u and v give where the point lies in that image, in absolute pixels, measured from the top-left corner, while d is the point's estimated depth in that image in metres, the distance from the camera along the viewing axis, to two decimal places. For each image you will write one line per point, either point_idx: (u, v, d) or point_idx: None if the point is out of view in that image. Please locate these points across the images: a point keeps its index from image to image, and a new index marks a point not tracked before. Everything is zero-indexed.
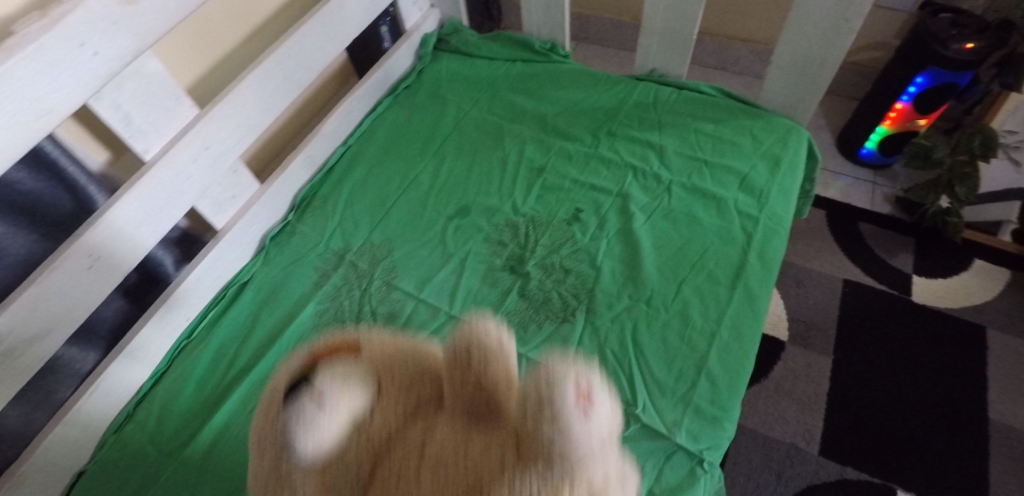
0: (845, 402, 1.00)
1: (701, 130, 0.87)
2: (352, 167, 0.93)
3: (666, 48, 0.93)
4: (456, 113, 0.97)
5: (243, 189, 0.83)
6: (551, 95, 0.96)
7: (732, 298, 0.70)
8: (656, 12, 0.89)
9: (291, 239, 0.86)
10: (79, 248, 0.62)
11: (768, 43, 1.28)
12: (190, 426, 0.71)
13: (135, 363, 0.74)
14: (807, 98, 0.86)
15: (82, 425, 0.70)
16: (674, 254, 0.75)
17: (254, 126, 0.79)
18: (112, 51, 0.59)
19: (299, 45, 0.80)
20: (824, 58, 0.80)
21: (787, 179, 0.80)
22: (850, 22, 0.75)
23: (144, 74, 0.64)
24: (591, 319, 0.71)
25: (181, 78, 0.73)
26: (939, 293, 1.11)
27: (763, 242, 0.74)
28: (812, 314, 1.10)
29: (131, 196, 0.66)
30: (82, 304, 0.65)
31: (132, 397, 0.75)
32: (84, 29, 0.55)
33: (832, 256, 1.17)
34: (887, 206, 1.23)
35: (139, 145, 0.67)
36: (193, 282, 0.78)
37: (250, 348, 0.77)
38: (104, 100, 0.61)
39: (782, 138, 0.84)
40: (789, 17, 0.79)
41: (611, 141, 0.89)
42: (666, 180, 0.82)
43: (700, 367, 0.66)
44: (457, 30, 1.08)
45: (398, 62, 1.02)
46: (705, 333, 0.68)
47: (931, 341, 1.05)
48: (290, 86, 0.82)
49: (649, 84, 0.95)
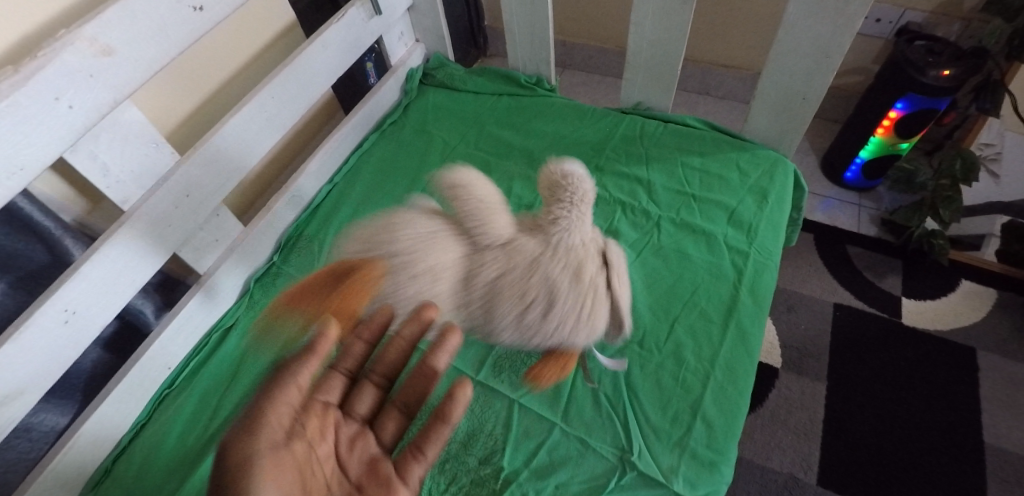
0: (843, 430, 0.98)
1: (688, 163, 0.87)
2: (337, 205, 0.91)
3: (651, 82, 0.94)
4: (443, 149, 0.97)
5: (227, 232, 0.82)
6: (538, 129, 0.97)
7: (725, 337, 0.69)
8: (640, 47, 0.89)
9: (276, 282, 0.85)
10: (52, 303, 0.60)
11: (751, 69, 1.28)
12: (170, 483, 0.68)
13: (111, 417, 0.71)
14: (792, 131, 0.87)
15: (55, 485, 0.66)
16: (665, 292, 0.74)
17: (238, 169, 0.78)
18: (88, 102, 0.56)
19: (282, 86, 0.80)
20: (806, 93, 0.81)
21: (775, 212, 0.80)
22: (831, 59, 0.76)
23: (122, 123, 0.63)
24: (583, 363, 0.70)
25: (162, 124, 0.73)
26: (930, 315, 1.10)
27: (754, 278, 0.74)
28: (805, 340, 1.09)
29: (109, 246, 0.64)
30: (60, 361, 0.62)
31: (110, 452, 0.72)
32: (58, 83, 0.53)
33: (822, 280, 1.17)
34: (873, 228, 1.23)
35: (117, 195, 0.65)
36: (174, 330, 0.76)
37: (233, 398, 0.74)
38: (81, 151, 0.60)
39: (768, 170, 0.84)
40: (771, 53, 0.80)
41: (598, 176, 0.88)
42: (655, 215, 0.82)
43: (694, 410, 0.65)
44: (442, 64, 1.08)
45: (383, 98, 1.02)
46: (698, 374, 0.67)
47: (925, 365, 1.04)
48: (273, 127, 0.81)
49: (635, 117, 0.95)
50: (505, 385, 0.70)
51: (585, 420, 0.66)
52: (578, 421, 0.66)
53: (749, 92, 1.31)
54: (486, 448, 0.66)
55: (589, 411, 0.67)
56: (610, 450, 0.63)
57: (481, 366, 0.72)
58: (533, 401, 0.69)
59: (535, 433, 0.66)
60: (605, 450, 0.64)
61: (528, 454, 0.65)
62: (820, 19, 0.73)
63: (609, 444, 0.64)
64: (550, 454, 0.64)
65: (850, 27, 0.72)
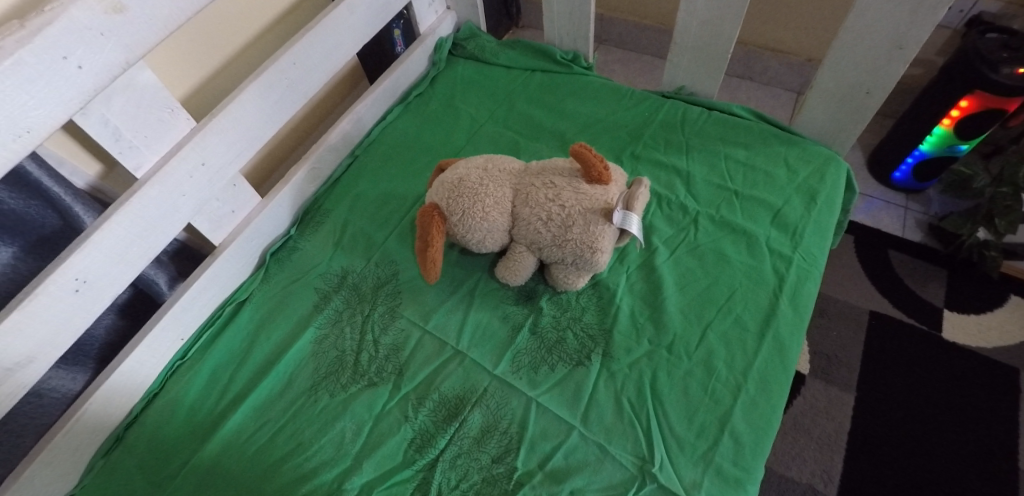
0: (868, 442, 0.94)
1: (732, 156, 0.81)
2: (358, 179, 0.88)
3: (697, 65, 0.88)
4: (470, 126, 0.92)
5: (243, 203, 0.78)
6: (572, 110, 0.91)
7: (760, 348, 0.65)
8: (689, 26, 0.83)
9: (292, 256, 0.82)
10: (63, 271, 0.58)
11: (800, 54, 1.18)
12: (180, 456, 0.67)
13: (123, 386, 0.70)
14: (849, 126, 0.81)
15: (68, 451, 0.66)
16: (699, 295, 0.70)
17: (255, 138, 0.74)
18: (98, 63, 0.53)
19: (304, 52, 0.75)
20: (871, 87, 0.75)
21: (825, 214, 0.75)
22: (904, 50, 0.69)
23: (137, 85, 0.59)
24: (606, 364, 0.66)
25: (178, 86, 0.69)
26: (971, 330, 1.04)
27: (797, 286, 0.69)
28: (836, 348, 1.04)
29: (120, 216, 0.61)
30: (69, 330, 0.61)
31: (121, 420, 0.71)
32: (66, 41, 0.50)
33: (859, 285, 1.11)
34: (918, 233, 1.16)
35: (130, 161, 0.62)
36: (188, 301, 0.74)
37: (246, 373, 0.73)
38: (91, 115, 0.56)
39: (819, 169, 0.78)
40: (836, 41, 0.73)
41: (633, 165, 0.84)
42: (692, 210, 0.77)
43: (723, 423, 0.61)
44: (473, 34, 1.02)
45: (410, 68, 0.97)
46: (730, 385, 0.63)
47: (962, 381, 0.99)
48: (293, 96, 0.77)
49: (677, 102, 0.89)
50: (523, 383, 0.66)
51: (605, 425, 0.63)
52: (598, 426, 0.63)
53: (796, 80, 1.23)
54: (500, 445, 0.63)
55: (609, 416, 0.63)
56: (630, 459, 0.60)
57: (499, 360, 0.68)
58: (552, 400, 0.65)
59: (553, 434, 0.63)
60: (624, 458, 0.60)
61: (543, 456, 0.62)
62: (898, 5, 0.66)
63: (630, 453, 0.61)
64: (567, 457, 0.61)
65: (931, 16, 0.65)
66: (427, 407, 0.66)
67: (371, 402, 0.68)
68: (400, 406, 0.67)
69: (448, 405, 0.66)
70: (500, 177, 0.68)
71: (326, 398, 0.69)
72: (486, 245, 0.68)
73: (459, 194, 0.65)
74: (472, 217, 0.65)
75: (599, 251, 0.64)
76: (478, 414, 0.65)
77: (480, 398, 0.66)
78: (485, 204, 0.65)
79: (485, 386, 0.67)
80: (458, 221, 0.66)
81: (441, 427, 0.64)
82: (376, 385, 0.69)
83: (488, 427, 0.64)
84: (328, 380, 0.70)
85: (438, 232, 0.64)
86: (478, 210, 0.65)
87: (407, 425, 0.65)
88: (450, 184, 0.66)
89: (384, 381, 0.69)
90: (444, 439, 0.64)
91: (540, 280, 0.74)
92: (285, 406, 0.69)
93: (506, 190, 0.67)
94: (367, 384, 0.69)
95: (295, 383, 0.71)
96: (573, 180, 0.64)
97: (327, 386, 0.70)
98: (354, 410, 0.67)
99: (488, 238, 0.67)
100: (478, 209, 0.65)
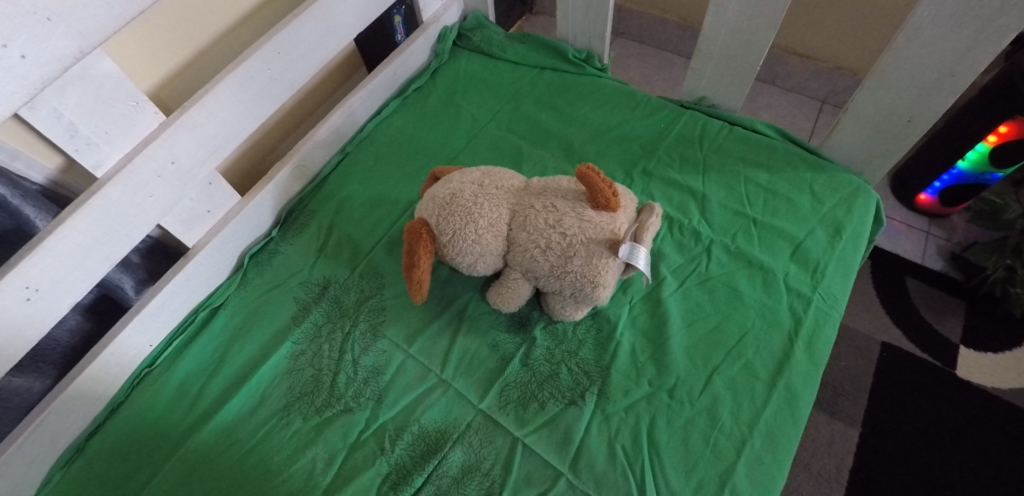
0: (871, 482, 0.90)
1: (753, 179, 0.75)
2: (347, 179, 0.82)
3: (721, 75, 0.81)
4: (471, 127, 0.86)
5: (220, 202, 0.73)
6: (582, 115, 0.85)
7: (770, 399, 0.60)
8: (717, 33, 0.75)
9: (272, 260, 0.76)
10: (10, 281, 0.52)
11: (824, 61, 1.10)
12: (142, 473, 0.63)
13: (83, 398, 0.65)
14: (883, 154, 0.75)
15: (22, 463, 0.62)
16: (707, 334, 0.65)
17: (233, 134, 0.68)
18: (46, 52, 0.47)
19: (290, 40, 0.68)
20: (914, 115, 0.68)
21: (849, 251, 0.68)
22: (957, 79, 0.63)
23: (94, 75, 0.53)
24: (601, 405, 0.61)
25: (147, 75, 0.63)
26: (987, 369, 0.98)
27: (814, 330, 0.63)
28: (844, 379, 0.99)
29: (77, 219, 0.55)
30: (20, 342, 0.55)
31: (84, 429, 0.67)
32: (5, 27, 0.44)
33: (872, 313, 1.05)
34: (939, 262, 1.09)
35: (89, 159, 0.56)
36: (158, 306, 0.69)
37: (216, 388, 0.68)
38: (40, 109, 0.51)
39: (847, 200, 0.72)
40: (880, 63, 0.66)
41: (644, 182, 0.77)
42: (706, 238, 0.71)
43: (723, 480, 0.56)
44: (480, 24, 0.95)
45: (411, 59, 0.90)
46: (733, 439, 0.58)
47: (975, 423, 0.93)
48: (278, 88, 0.70)
49: (697, 113, 0.82)
50: (510, 420, 0.61)
51: (596, 474, 0.58)
52: (588, 474, 0.58)
53: (823, 89, 1.15)
54: (481, 487, 0.58)
55: (601, 464, 0.58)
56: None
57: (485, 393, 0.63)
58: (539, 443, 0.60)
59: (538, 480, 0.58)
60: None
61: None
62: (957, 30, 0.59)
63: None
64: None
65: (993, 43, 0.58)
66: (405, 440, 0.61)
67: (346, 429, 0.63)
68: (377, 436, 0.62)
69: (428, 439, 0.61)
70: (495, 195, 0.61)
71: (298, 422, 0.64)
72: (478, 269, 0.62)
73: (450, 211, 0.59)
74: (463, 239, 0.59)
75: (600, 285, 0.58)
76: (459, 452, 0.60)
77: (463, 434, 0.61)
78: (478, 225, 0.59)
79: (469, 421, 0.62)
80: (449, 242, 0.59)
81: (419, 463, 0.60)
82: (352, 411, 0.64)
83: (468, 467, 0.59)
84: (302, 402, 0.65)
85: (425, 252, 0.58)
86: (470, 232, 0.58)
87: (382, 459, 0.61)
88: (441, 199, 0.60)
89: (361, 407, 0.64)
90: (421, 477, 0.59)
91: (536, 307, 0.69)
92: (254, 428, 0.64)
93: (503, 210, 0.61)
94: (343, 410, 0.64)
95: (266, 402, 0.66)
96: (576, 205, 0.58)
97: (300, 408, 0.65)
98: (326, 438, 0.63)
99: (480, 261, 0.61)
100: (471, 230, 0.59)
